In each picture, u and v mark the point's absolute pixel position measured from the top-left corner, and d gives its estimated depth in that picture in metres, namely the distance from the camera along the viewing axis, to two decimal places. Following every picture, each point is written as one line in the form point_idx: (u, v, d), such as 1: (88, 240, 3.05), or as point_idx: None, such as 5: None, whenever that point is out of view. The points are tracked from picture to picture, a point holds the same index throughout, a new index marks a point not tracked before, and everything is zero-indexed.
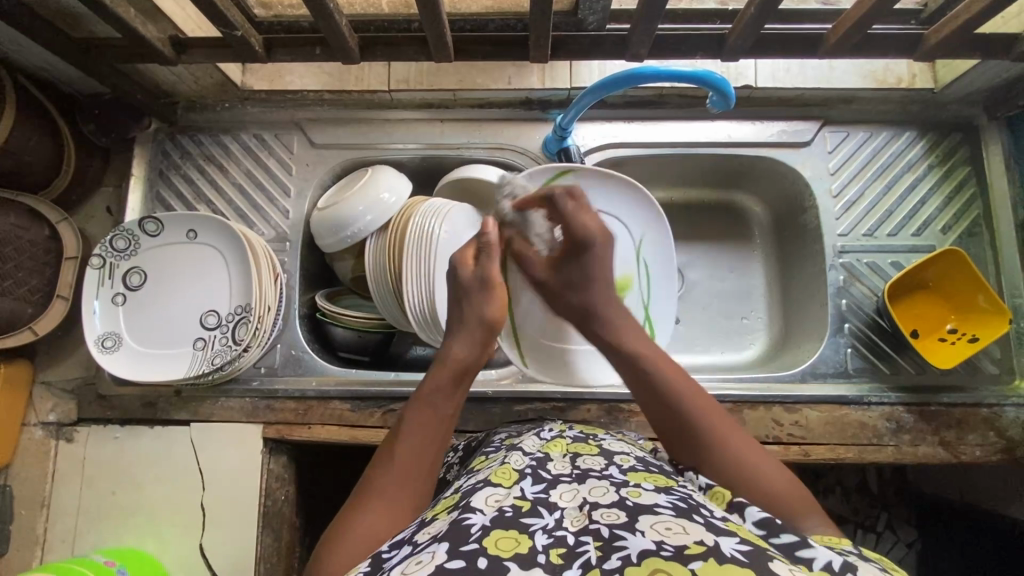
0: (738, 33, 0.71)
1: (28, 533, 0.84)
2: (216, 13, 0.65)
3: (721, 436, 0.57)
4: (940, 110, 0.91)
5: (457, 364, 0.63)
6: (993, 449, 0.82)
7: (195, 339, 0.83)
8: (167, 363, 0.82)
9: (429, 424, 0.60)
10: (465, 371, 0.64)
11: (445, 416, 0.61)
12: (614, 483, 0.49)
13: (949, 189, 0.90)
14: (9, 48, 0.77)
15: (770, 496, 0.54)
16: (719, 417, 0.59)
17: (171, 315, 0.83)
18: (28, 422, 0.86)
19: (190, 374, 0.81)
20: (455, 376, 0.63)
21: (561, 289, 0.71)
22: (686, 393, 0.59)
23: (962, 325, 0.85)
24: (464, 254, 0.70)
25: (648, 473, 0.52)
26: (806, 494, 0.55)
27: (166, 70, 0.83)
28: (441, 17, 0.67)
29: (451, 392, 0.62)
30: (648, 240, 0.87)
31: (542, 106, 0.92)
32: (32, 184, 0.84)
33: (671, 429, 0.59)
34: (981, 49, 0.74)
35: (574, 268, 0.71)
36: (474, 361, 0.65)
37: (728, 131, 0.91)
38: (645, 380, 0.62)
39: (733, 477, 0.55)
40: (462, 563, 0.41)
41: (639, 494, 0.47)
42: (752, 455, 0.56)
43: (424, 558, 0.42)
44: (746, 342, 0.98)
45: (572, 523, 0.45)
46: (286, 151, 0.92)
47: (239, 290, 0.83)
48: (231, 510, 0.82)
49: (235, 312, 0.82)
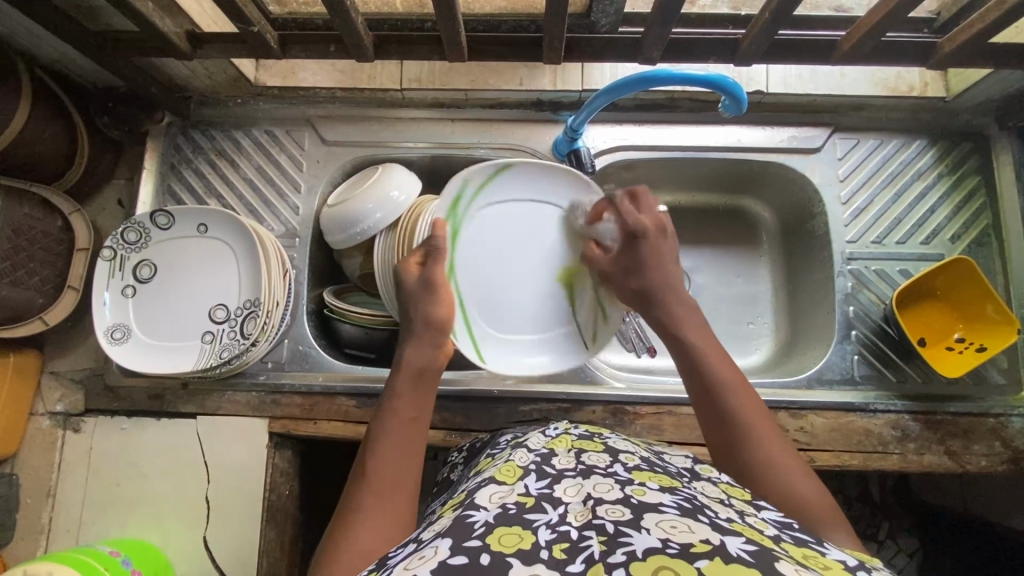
0: (752, 39, 0.71)
1: (34, 522, 0.84)
2: (235, 10, 0.66)
3: (756, 430, 0.59)
4: (951, 119, 0.91)
5: (413, 366, 0.65)
6: (997, 459, 0.82)
7: (204, 332, 0.83)
8: (176, 356, 0.82)
9: (406, 429, 0.61)
10: (425, 372, 0.66)
11: (411, 419, 0.62)
12: (619, 481, 0.49)
13: (959, 198, 0.90)
14: (25, 39, 0.77)
15: (800, 506, 0.54)
16: (758, 413, 0.60)
17: (181, 308, 0.84)
18: (36, 411, 0.87)
19: (198, 367, 0.81)
20: (417, 380, 0.65)
21: (621, 275, 0.76)
22: (730, 384, 0.61)
23: (969, 335, 0.85)
24: (409, 261, 0.72)
25: (653, 473, 0.52)
26: (837, 510, 0.54)
27: (181, 65, 0.83)
28: (457, 17, 0.68)
29: (414, 395, 0.64)
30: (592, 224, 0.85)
31: (553, 108, 0.93)
32: (45, 175, 0.85)
33: (712, 417, 0.61)
34: (997, 58, 0.73)
35: (630, 256, 0.74)
36: (437, 362, 0.67)
37: (739, 135, 0.91)
38: (694, 369, 0.63)
39: (761, 477, 0.56)
40: (465, 559, 0.41)
41: (644, 492, 0.48)
42: (779, 455, 0.57)
43: (427, 553, 0.42)
44: (753, 347, 0.98)
45: (576, 518, 0.45)
46: (297, 147, 0.93)
47: (248, 284, 0.83)
48: (238, 502, 0.83)
49: (244, 305, 0.83)
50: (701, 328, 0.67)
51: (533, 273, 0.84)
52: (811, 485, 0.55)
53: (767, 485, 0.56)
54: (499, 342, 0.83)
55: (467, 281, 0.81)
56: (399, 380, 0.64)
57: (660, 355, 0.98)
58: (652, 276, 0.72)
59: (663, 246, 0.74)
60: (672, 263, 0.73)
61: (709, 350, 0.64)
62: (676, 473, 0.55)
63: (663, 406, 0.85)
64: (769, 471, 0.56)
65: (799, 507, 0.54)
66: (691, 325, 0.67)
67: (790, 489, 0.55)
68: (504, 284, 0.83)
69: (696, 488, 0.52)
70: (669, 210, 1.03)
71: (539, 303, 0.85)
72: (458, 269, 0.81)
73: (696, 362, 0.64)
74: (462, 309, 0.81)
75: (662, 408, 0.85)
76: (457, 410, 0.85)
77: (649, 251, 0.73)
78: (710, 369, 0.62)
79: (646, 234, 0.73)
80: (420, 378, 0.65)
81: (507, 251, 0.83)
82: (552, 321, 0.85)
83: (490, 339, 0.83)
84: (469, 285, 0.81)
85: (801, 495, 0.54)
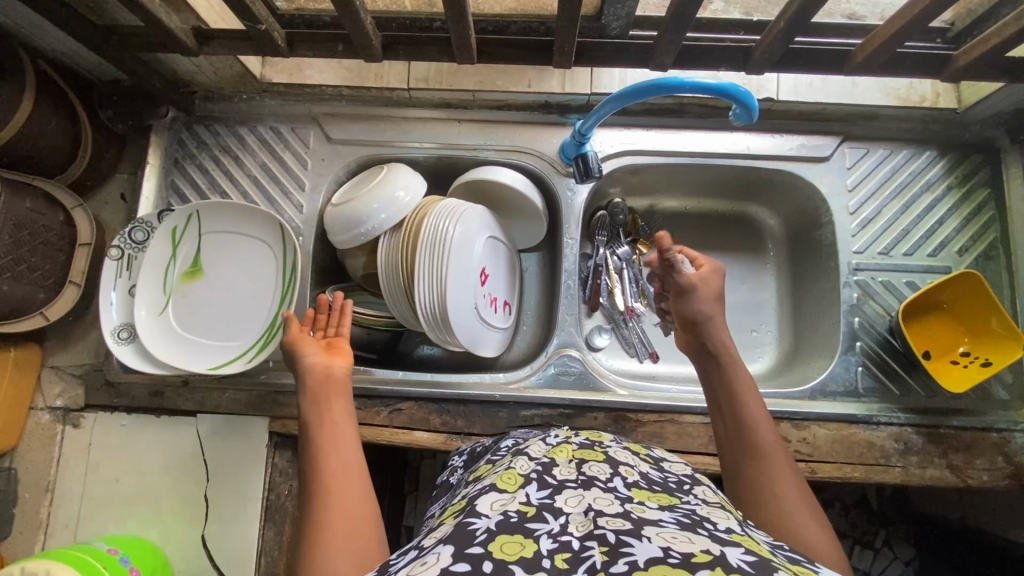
0: (765, 48, 0.70)
1: (32, 517, 0.84)
2: (244, 9, 0.65)
3: (772, 463, 0.61)
4: (962, 131, 0.91)
5: (315, 384, 0.68)
6: (1000, 474, 0.82)
7: (225, 319, 0.84)
8: (203, 351, 0.83)
9: (334, 441, 0.63)
10: (326, 379, 0.69)
11: (334, 430, 0.64)
12: (619, 497, 0.49)
13: (967, 211, 0.89)
14: (28, 30, 0.76)
15: (805, 543, 0.54)
16: (778, 449, 0.62)
17: (192, 305, 0.84)
18: (35, 406, 0.87)
19: (234, 345, 0.84)
20: (321, 389, 0.68)
21: (687, 315, 0.72)
22: (755, 418, 0.64)
23: (974, 348, 0.85)
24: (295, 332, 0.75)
25: (652, 491, 0.52)
26: (839, 554, 0.54)
27: (187, 61, 0.83)
28: (467, 19, 0.67)
29: (325, 409, 0.66)
30: (149, 330, 0.81)
31: (561, 110, 0.92)
32: (48, 169, 0.84)
33: (733, 446, 0.63)
34: (1011, 73, 0.72)
35: (699, 293, 0.72)
36: (334, 368, 0.70)
37: (747, 142, 0.90)
38: (729, 403, 0.66)
39: (768, 510, 0.57)
40: (468, 566, 0.40)
41: (644, 509, 0.47)
42: (791, 492, 0.58)
43: (429, 560, 0.42)
44: (756, 355, 0.98)
45: (578, 528, 0.45)
46: (302, 145, 0.92)
47: (254, 255, 0.86)
48: (237, 501, 0.83)
49: (258, 275, 0.86)
50: (744, 368, 0.69)
51: (217, 295, 0.85)
52: (817, 526, 0.55)
53: (773, 517, 0.56)
54: (266, 226, 0.85)
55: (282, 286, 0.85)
56: (305, 398, 0.68)
57: (661, 360, 0.98)
58: (721, 323, 0.71)
59: (715, 288, 0.73)
60: (718, 305, 0.72)
61: (744, 386, 0.66)
62: (675, 485, 0.56)
63: (666, 414, 0.85)
64: (776, 501, 0.57)
65: (803, 544, 0.54)
66: (738, 366, 0.68)
67: (797, 523, 0.55)
68: (249, 297, 0.85)
69: (696, 499, 0.52)
70: (674, 215, 1.03)
71: (224, 271, 0.86)
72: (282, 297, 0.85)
73: (730, 396, 0.66)
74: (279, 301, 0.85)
75: (664, 416, 0.85)
76: (457, 413, 0.85)
77: (704, 288, 0.72)
78: (744, 406, 0.65)
79: (717, 272, 0.74)
80: (320, 387, 0.68)
81: (230, 309, 0.85)
82: (231, 245, 0.86)
83: (271, 239, 0.86)
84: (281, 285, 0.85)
85: (805, 535, 0.55)
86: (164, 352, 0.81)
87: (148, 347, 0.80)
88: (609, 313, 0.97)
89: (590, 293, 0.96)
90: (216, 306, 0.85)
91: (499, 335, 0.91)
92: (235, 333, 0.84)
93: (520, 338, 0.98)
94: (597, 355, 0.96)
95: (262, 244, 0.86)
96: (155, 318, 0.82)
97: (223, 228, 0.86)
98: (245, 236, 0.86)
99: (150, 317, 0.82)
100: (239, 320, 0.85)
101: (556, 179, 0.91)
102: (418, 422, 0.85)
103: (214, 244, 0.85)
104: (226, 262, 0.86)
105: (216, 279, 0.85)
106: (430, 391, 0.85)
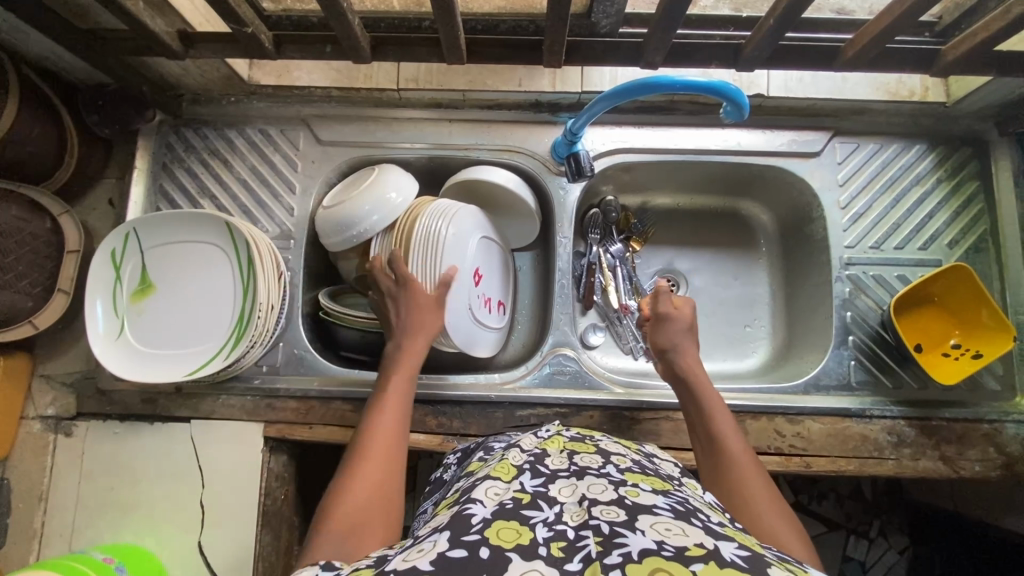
0: (755, 44, 0.70)
1: (26, 527, 0.83)
2: (230, 12, 0.65)
3: (742, 467, 0.62)
4: (951, 124, 0.91)
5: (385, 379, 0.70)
6: (991, 465, 0.83)
7: (192, 326, 0.82)
8: (174, 360, 0.80)
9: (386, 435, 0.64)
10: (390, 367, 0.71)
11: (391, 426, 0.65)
12: (612, 482, 0.49)
13: (957, 203, 0.90)
14: (9, 34, 0.75)
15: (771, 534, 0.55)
16: (748, 457, 0.64)
17: (152, 323, 0.82)
18: (27, 415, 0.86)
19: (206, 348, 0.81)
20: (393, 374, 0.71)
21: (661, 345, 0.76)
22: (725, 433, 0.66)
23: (965, 340, 0.85)
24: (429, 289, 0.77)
25: (645, 475, 0.53)
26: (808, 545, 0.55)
27: (173, 63, 0.81)
28: (457, 21, 0.67)
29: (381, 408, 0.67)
30: (113, 354, 0.79)
31: (552, 109, 0.92)
32: (34, 176, 0.83)
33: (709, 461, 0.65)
34: (1000, 67, 0.73)
35: (669, 325, 0.76)
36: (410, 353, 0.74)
37: (738, 138, 0.90)
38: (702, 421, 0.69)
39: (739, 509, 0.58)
40: (464, 552, 0.40)
41: (638, 493, 0.47)
42: (760, 488, 0.60)
43: (426, 547, 0.42)
44: (749, 351, 0.98)
45: (572, 518, 0.45)
46: (292, 147, 0.91)
47: (208, 257, 0.83)
48: (232, 508, 0.82)
49: (218, 274, 0.83)
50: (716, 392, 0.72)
51: (175, 305, 0.82)
52: (784, 518, 0.57)
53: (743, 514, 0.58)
54: (207, 228, 0.82)
55: (241, 279, 0.82)
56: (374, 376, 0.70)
57: None
58: (687, 353, 0.75)
59: (688, 321, 0.77)
60: (688, 336, 0.77)
61: (715, 405, 0.70)
62: (666, 475, 0.56)
63: (661, 411, 0.85)
64: (745, 499, 0.59)
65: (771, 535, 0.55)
66: (708, 389, 0.72)
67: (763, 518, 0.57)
68: (210, 301, 0.82)
69: (687, 490, 0.53)
70: (667, 212, 1.03)
71: (174, 284, 0.83)
72: (245, 290, 0.81)
73: (702, 414, 0.69)
74: (242, 298, 0.82)
75: (661, 413, 0.85)
76: (454, 414, 0.85)
77: (677, 322, 0.76)
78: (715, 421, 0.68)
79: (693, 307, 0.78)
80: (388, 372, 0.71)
81: (193, 315, 0.82)
82: (177, 256, 0.83)
83: (217, 237, 0.82)
84: (240, 280, 0.82)
85: (779, 532, 0.55)
86: (135, 370, 0.78)
87: (118, 368, 0.78)
88: (604, 311, 0.98)
89: (584, 291, 0.96)
90: (177, 318, 0.82)
91: (494, 335, 0.91)
92: (203, 338, 0.81)
93: (514, 338, 0.98)
94: (593, 353, 0.97)
95: (211, 244, 0.83)
96: (116, 339, 0.80)
97: (170, 237, 0.83)
98: (195, 241, 0.83)
99: (111, 338, 0.80)
100: (204, 324, 0.82)
101: (548, 178, 0.91)
102: (414, 424, 0.85)
103: (161, 257, 0.83)
104: (174, 274, 0.83)
105: (169, 290, 0.83)
106: (425, 393, 0.85)
